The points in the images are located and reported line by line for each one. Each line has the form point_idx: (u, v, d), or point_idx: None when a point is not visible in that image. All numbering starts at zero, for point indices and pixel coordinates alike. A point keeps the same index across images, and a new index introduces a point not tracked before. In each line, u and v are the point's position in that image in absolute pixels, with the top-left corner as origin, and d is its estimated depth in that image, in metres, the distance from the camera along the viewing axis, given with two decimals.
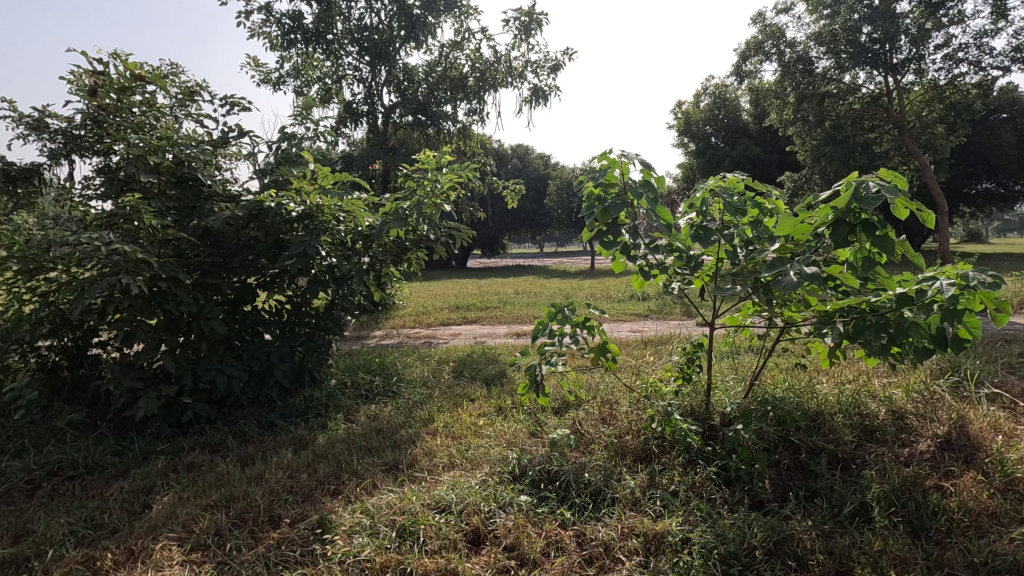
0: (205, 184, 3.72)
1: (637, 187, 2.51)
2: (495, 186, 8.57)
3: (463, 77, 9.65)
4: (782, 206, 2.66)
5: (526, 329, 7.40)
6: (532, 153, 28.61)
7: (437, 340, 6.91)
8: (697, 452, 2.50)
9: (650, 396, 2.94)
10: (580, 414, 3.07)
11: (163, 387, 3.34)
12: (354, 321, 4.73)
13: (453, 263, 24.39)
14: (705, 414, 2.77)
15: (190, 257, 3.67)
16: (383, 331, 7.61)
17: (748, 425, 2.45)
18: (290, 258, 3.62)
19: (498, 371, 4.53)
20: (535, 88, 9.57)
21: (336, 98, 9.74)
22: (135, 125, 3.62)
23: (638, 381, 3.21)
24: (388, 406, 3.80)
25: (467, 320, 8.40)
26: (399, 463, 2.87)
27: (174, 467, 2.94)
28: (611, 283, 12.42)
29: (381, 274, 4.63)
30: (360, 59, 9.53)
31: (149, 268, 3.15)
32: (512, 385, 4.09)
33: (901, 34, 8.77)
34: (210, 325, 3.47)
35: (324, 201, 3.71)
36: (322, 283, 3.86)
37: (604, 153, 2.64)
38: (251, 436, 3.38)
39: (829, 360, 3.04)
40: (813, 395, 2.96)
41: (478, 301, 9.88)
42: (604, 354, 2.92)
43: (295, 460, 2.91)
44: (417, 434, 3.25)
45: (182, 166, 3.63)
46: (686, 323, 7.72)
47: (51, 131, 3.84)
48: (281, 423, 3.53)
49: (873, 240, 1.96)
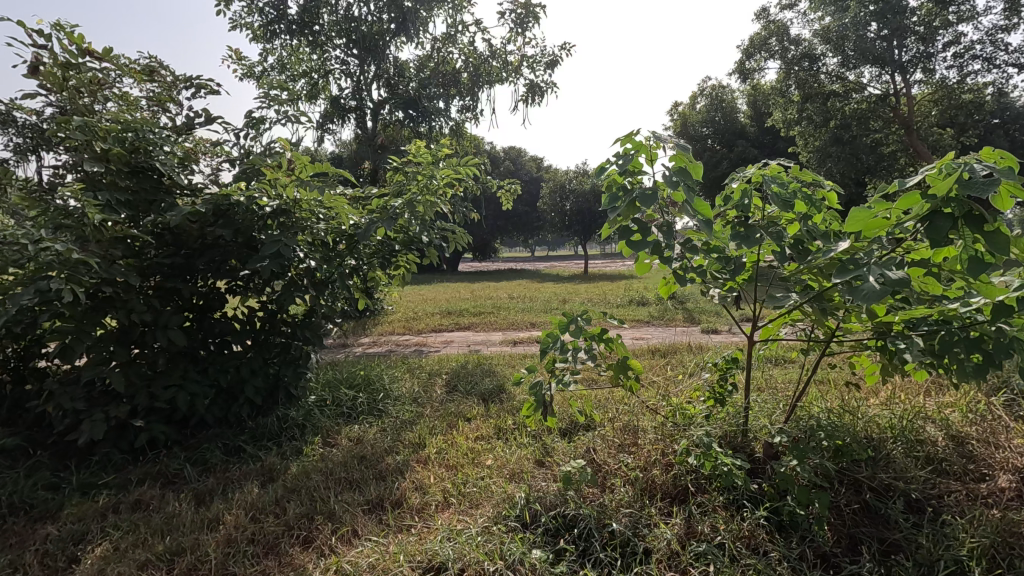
0: (163, 174, 3.31)
1: (670, 173, 2.07)
2: (490, 186, 8.17)
3: (456, 72, 9.26)
4: (835, 199, 2.26)
5: (522, 336, 6.97)
6: (524, 156, 28.31)
7: (428, 349, 6.47)
8: (742, 491, 2.10)
9: (678, 420, 2.54)
10: (595, 441, 2.66)
11: (110, 409, 2.88)
12: (337, 329, 4.27)
13: (444, 267, 23.94)
14: (745, 444, 2.36)
15: (148, 257, 3.23)
16: (370, 339, 7.13)
17: (803, 460, 2.05)
18: (263, 261, 3.17)
19: (496, 387, 4.09)
20: (531, 84, 9.20)
21: (323, 94, 9.30)
22: (83, 108, 3.18)
23: (660, 402, 2.81)
24: (373, 427, 3.37)
25: (460, 326, 7.95)
26: (385, 501, 2.44)
27: (118, 505, 2.48)
28: (607, 288, 12.04)
29: (367, 278, 4.20)
30: (347, 52, 9.12)
31: (92, 270, 2.69)
32: (512, 402, 3.67)
33: (909, 31, 8.50)
34: (167, 336, 3.02)
35: (302, 195, 3.27)
36: (299, 288, 3.41)
37: (628, 137, 2.22)
38: (214, 466, 2.93)
39: (878, 376, 2.61)
40: (864, 418, 2.57)
41: (471, 306, 9.47)
42: (624, 372, 2.51)
43: (261, 497, 2.47)
44: (405, 463, 2.82)
45: (137, 154, 3.21)
46: (689, 330, 7.34)
47: (19, 124, 3.37)
48: (249, 449, 3.07)
49: (982, 236, 1.56)
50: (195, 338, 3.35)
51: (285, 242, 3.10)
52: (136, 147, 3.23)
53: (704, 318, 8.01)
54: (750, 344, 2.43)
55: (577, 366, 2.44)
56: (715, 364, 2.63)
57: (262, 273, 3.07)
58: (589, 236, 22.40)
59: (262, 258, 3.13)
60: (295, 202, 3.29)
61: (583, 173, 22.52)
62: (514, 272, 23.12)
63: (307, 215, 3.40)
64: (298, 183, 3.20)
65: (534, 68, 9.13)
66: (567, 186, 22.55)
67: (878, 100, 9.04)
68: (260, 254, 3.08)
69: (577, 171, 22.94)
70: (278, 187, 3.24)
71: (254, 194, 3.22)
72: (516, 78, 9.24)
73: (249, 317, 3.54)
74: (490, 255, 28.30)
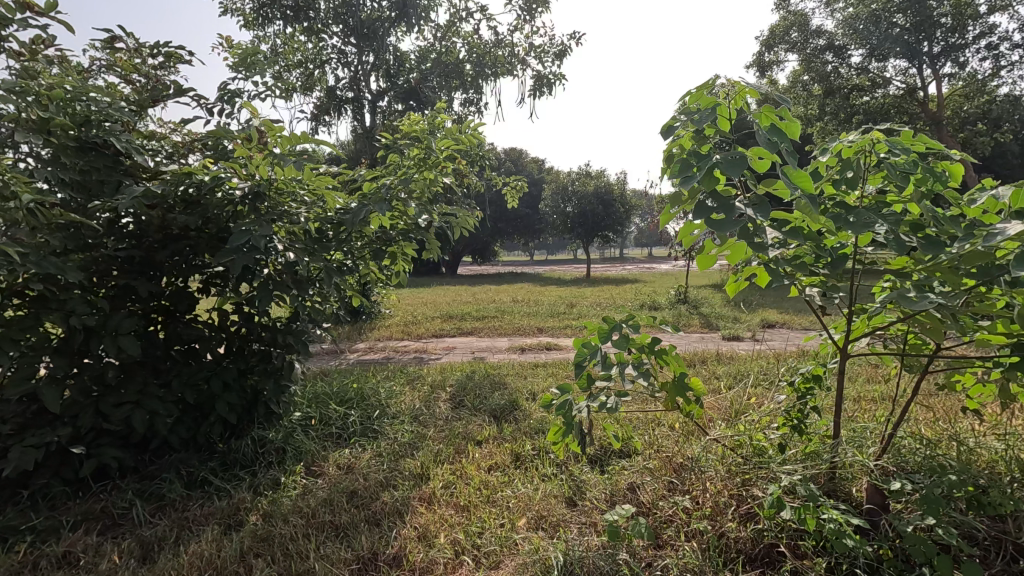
0: (120, 152, 2.84)
1: (762, 135, 1.59)
2: (494, 182, 7.64)
3: (459, 63, 8.78)
4: (962, 172, 1.75)
5: (530, 343, 6.46)
6: (526, 157, 27.88)
7: (428, 356, 5.94)
8: (854, 557, 1.59)
9: (748, 453, 2.03)
10: (643, 481, 2.17)
11: (45, 433, 2.36)
12: (327, 335, 3.75)
13: (443, 270, 23.46)
14: (838, 487, 1.84)
15: (99, 250, 2.71)
16: (365, 345, 6.59)
17: (937, 518, 1.55)
18: (232, 254, 2.67)
19: (509, 402, 3.58)
20: (539, 75, 8.72)
21: (319, 85, 8.84)
22: (22, 72, 2.68)
23: (718, 428, 2.32)
24: (367, 451, 2.86)
25: (461, 331, 7.43)
26: (379, 556, 1.92)
27: (42, 559, 1.96)
28: (613, 292, 11.54)
29: (362, 277, 3.69)
30: (345, 41, 8.64)
31: (17, 263, 2.17)
32: (528, 422, 3.16)
33: (939, 22, 8.04)
34: (117, 345, 2.49)
35: (278, 174, 2.75)
36: (279, 287, 2.90)
37: (698, 91, 1.75)
38: (172, 503, 2.40)
39: (988, 399, 2.12)
40: (976, 449, 2.08)
41: (473, 310, 8.96)
42: (686, 395, 1.99)
43: (222, 550, 1.95)
44: (405, 500, 2.31)
45: (89, 127, 2.74)
46: (708, 337, 6.84)
47: None
48: (217, 481, 2.55)
49: None
50: (157, 345, 2.84)
51: (257, 232, 2.58)
52: (86, 117, 2.73)
53: (721, 324, 7.52)
54: (844, 357, 1.94)
55: (629, 385, 1.91)
56: (791, 384, 2.13)
57: (232, 268, 2.56)
58: (591, 239, 21.93)
59: (231, 252, 2.63)
60: (269, 182, 2.78)
61: (585, 174, 22.09)
62: (515, 276, 22.66)
63: (286, 198, 2.89)
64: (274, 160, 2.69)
65: (541, 59, 8.67)
66: (569, 188, 22.10)
67: (903, 95, 8.59)
68: (228, 245, 2.57)
69: (579, 173, 22.48)
70: (250, 166, 2.73)
71: (221, 174, 2.71)
72: (522, 70, 8.77)
73: (221, 320, 3.02)
74: (489, 258, 27.77)
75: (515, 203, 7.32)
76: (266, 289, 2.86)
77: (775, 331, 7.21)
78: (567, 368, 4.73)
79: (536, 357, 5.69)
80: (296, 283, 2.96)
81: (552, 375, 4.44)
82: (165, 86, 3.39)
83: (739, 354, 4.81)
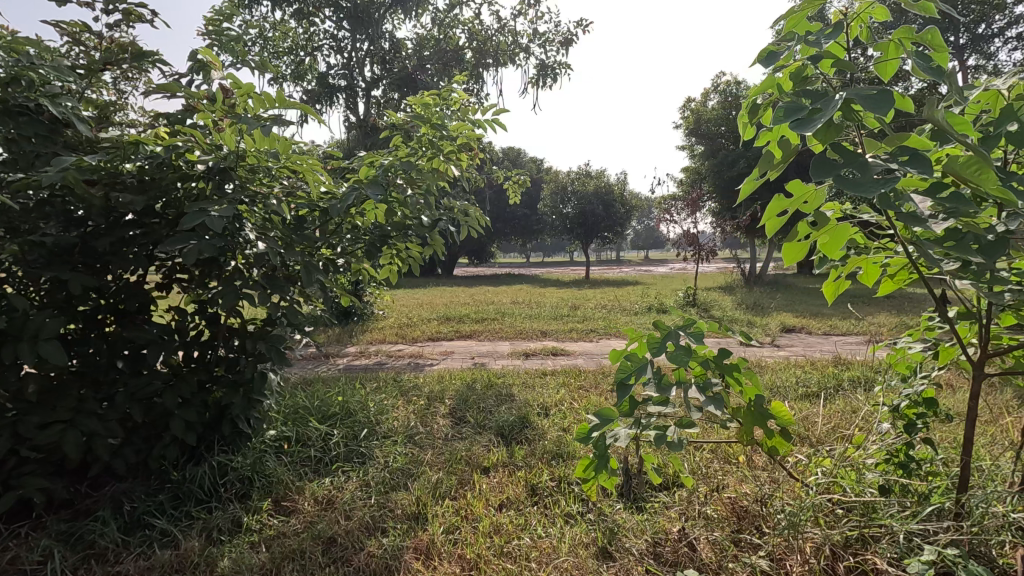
0: (55, 118, 2.35)
1: (916, 64, 1.10)
2: (495, 176, 7.16)
3: (459, 50, 8.32)
4: None
5: (535, 348, 5.99)
6: (524, 157, 27.46)
7: (424, 362, 5.44)
8: None
9: (844, 499, 1.58)
10: (704, 533, 1.72)
11: None
12: (310, 339, 3.26)
13: (439, 271, 22.95)
14: (981, 551, 1.33)
15: (23, 237, 2.21)
16: (356, 350, 6.11)
17: None
18: (187, 240, 2.12)
19: (518, 419, 3.10)
20: (543, 64, 8.27)
21: (311, 73, 8.38)
22: None
23: (797, 467, 1.86)
24: (351, 481, 2.38)
25: (460, 334, 6.95)
26: None
27: None
28: (617, 294, 11.10)
29: (350, 274, 3.21)
30: (338, 26, 8.19)
31: None
32: (542, 444, 2.70)
33: (965, 11, 7.64)
34: (36, 353, 1.99)
35: (246, 145, 2.18)
36: (247, 283, 2.41)
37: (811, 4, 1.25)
38: (103, 553, 1.91)
39: None
40: None
41: (472, 312, 8.47)
42: (768, 426, 1.51)
43: None
44: (395, 551, 1.83)
45: (14, 86, 2.25)
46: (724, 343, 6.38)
47: None
48: (163, 521, 2.06)
49: None
50: (98, 352, 2.35)
51: (214, 211, 2.06)
52: (10, 74, 2.25)
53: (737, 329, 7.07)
54: (977, 374, 1.47)
55: (695, 414, 1.44)
56: (893, 410, 1.68)
57: (183, 257, 2.05)
58: (591, 240, 21.50)
59: (183, 237, 2.11)
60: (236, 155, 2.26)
61: (585, 174, 21.67)
62: (512, 277, 22.16)
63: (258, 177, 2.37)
64: (241, 130, 2.17)
65: (546, 48, 8.20)
66: (568, 187, 21.63)
67: None
68: (178, 229, 2.05)
69: (579, 172, 22.06)
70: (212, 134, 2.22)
71: (179, 142, 2.19)
72: (526, 59, 8.30)
73: (178, 321, 2.53)
74: (485, 258, 27.30)
75: (519, 198, 6.84)
76: (230, 283, 2.34)
77: (794, 336, 6.76)
78: (579, 377, 4.26)
79: (543, 364, 5.21)
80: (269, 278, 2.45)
81: (565, 385, 3.98)
82: (121, 49, 2.91)
83: (768, 363, 4.36)
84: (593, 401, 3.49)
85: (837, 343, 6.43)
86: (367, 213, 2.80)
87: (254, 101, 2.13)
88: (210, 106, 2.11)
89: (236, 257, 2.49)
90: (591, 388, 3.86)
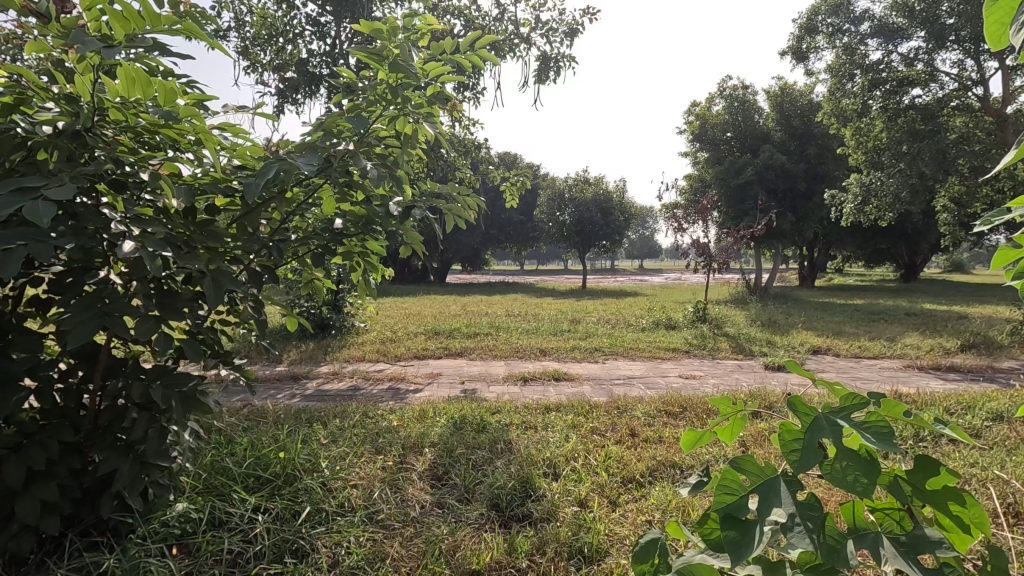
0: None
1: None
2: (492, 177, 6.39)
3: (453, 40, 7.59)
4: None
5: (534, 371, 5.25)
6: (520, 162, 26.78)
7: (406, 388, 4.67)
8: None
9: None
10: None
11: None
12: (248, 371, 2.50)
13: (432, 278, 22.18)
14: None
15: None
16: (330, 369, 5.36)
17: None
18: (16, 236, 1.33)
19: (519, 485, 2.33)
20: (545, 55, 7.52)
21: (292, 62, 7.67)
22: None
23: None
24: None
25: (449, 352, 6.17)
26: None
27: None
28: (620, 306, 10.37)
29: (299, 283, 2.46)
30: (321, 11, 7.49)
31: None
32: (553, 532, 1.96)
33: None
34: None
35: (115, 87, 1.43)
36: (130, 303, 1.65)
37: None
38: None
39: None
40: None
41: (464, 325, 7.70)
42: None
43: None
44: None
45: None
46: (745, 367, 5.67)
47: None
48: None
49: None
50: None
51: (46, 192, 1.30)
52: None
53: (757, 350, 6.37)
54: None
55: None
56: None
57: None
58: (588, 249, 20.82)
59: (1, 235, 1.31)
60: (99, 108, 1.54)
61: (583, 180, 20.97)
62: (506, 286, 21.35)
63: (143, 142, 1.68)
64: (98, 71, 1.46)
65: (548, 38, 7.45)
66: (565, 193, 20.90)
67: (957, 91, 7.53)
68: None
69: (576, 178, 21.34)
70: (57, 78, 1.50)
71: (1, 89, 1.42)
72: (525, 49, 7.53)
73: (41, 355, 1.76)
74: (479, 265, 26.56)
75: (517, 201, 6.08)
76: (91, 299, 1.53)
77: (823, 360, 6.04)
78: (590, 415, 3.51)
79: (544, 393, 4.46)
80: (159, 291, 1.66)
81: (574, 427, 3.23)
82: None
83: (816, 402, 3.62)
84: (613, 454, 2.74)
85: (874, 368, 5.73)
86: (298, 187, 2.07)
87: (111, 23, 1.41)
88: (41, 36, 1.39)
89: (109, 261, 1.67)
90: (608, 433, 3.10)
